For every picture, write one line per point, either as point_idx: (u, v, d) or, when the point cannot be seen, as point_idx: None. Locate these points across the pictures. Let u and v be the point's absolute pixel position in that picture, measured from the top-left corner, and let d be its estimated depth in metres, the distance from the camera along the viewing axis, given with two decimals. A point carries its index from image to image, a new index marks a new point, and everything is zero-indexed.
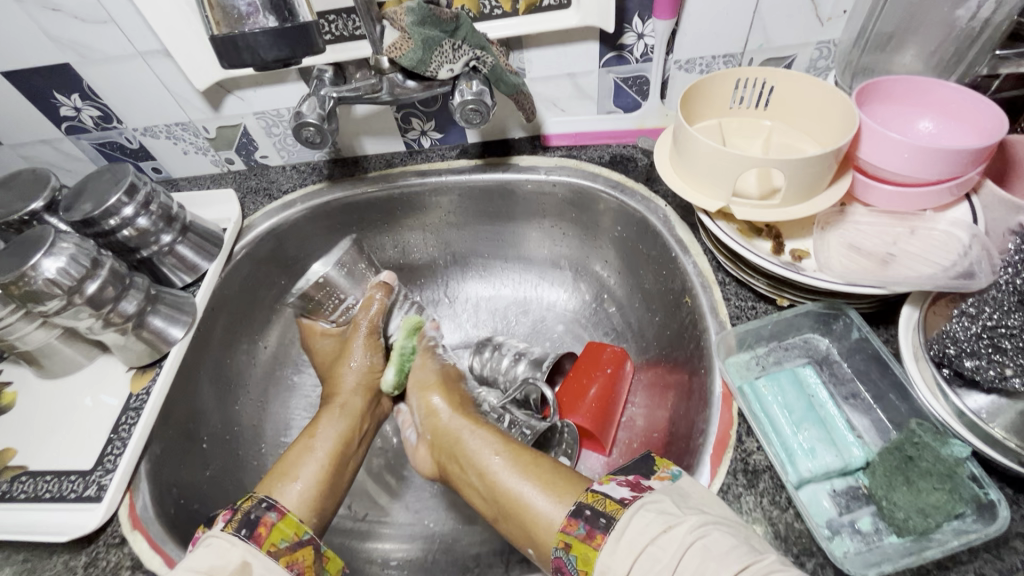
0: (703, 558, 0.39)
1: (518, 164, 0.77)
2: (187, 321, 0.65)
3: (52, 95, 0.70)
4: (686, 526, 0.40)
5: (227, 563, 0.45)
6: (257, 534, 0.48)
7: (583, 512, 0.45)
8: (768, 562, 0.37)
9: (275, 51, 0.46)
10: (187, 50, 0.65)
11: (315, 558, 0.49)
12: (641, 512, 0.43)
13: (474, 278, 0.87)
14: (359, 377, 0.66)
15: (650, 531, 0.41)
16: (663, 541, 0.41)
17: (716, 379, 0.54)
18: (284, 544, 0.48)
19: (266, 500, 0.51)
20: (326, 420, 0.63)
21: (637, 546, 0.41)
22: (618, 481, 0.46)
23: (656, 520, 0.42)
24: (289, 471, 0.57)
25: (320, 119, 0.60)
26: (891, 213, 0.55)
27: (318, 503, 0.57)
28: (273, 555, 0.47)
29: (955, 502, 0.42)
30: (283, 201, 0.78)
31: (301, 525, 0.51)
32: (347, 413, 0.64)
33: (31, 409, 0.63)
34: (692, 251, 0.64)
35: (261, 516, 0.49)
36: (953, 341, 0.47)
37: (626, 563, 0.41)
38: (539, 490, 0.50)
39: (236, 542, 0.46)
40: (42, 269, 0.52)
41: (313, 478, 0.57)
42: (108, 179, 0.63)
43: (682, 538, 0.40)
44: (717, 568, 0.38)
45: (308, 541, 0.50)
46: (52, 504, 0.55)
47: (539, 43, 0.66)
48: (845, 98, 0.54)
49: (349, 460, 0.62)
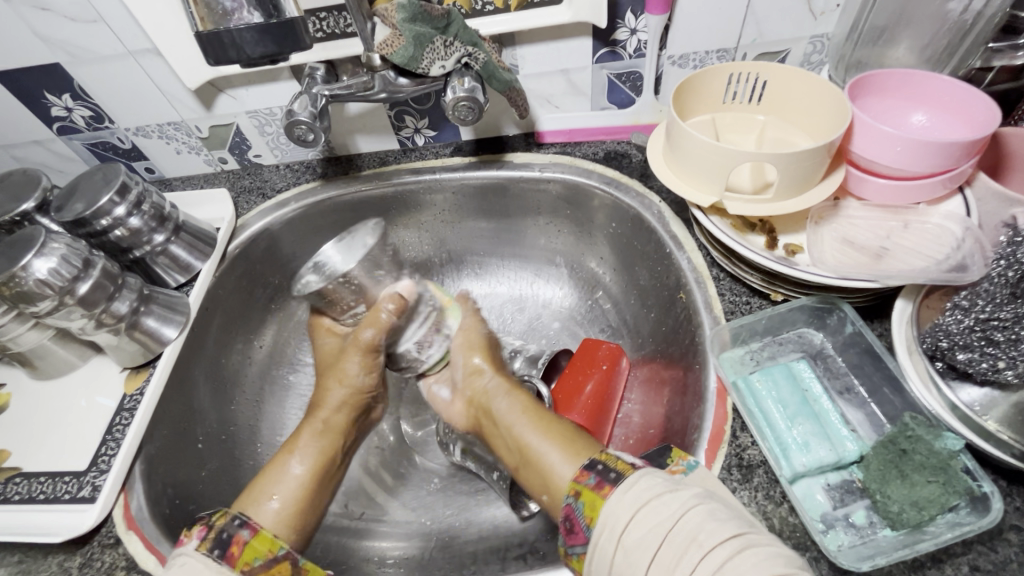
0: (704, 518, 0.38)
1: (512, 160, 0.76)
2: (180, 321, 0.64)
3: (43, 95, 0.70)
4: (690, 491, 0.40)
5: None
6: (229, 555, 0.46)
7: (596, 466, 0.44)
8: (763, 536, 0.37)
9: (261, 48, 0.46)
10: (178, 48, 0.64)
11: (292, 573, 0.47)
12: (649, 474, 0.42)
13: (470, 276, 0.87)
14: (348, 392, 0.60)
15: (657, 489, 0.40)
16: (666, 499, 0.40)
17: (711, 374, 0.54)
18: (259, 561, 0.47)
19: (240, 516, 0.49)
20: (306, 436, 0.59)
21: (641, 500, 0.40)
22: (632, 450, 0.46)
23: (661, 482, 0.41)
24: (268, 488, 0.54)
25: (312, 117, 0.60)
26: (884, 207, 0.55)
27: (302, 519, 0.54)
28: (245, 574, 0.46)
29: (948, 494, 0.42)
30: (277, 200, 0.78)
31: (276, 540, 0.49)
32: (326, 428, 0.59)
33: (26, 410, 0.63)
34: (687, 246, 0.64)
35: (234, 536, 0.48)
36: (946, 335, 0.46)
37: (629, 512, 0.40)
38: (558, 446, 0.49)
39: (209, 564, 0.45)
40: (33, 269, 0.52)
41: (306, 471, 0.56)
42: (100, 179, 0.62)
43: (686, 498, 0.39)
44: (719, 529, 0.37)
45: (285, 556, 0.48)
46: (45, 505, 0.55)
47: (531, 39, 0.66)
48: (837, 91, 0.54)
49: (331, 472, 0.59)
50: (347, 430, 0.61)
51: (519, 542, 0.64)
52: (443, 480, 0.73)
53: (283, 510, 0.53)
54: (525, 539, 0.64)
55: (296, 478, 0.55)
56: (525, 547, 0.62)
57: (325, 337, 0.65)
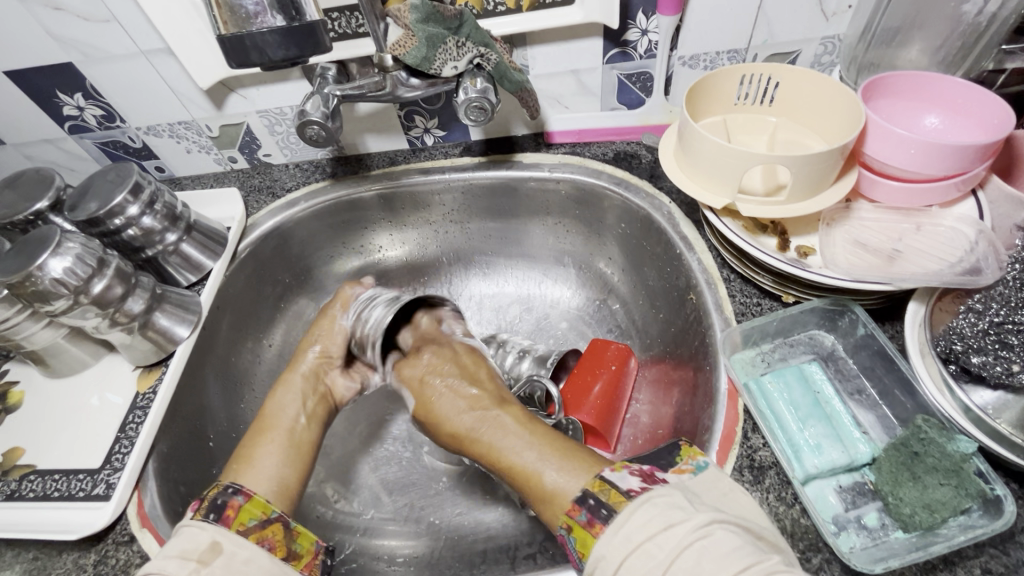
0: (699, 558, 0.37)
1: (522, 161, 0.77)
2: (193, 320, 0.65)
3: (55, 94, 0.70)
4: (689, 525, 0.39)
5: (197, 546, 0.45)
6: (225, 517, 0.48)
7: (586, 501, 0.43)
8: (771, 563, 0.36)
9: (283, 50, 0.46)
10: (191, 48, 0.64)
11: (285, 533, 0.49)
12: (646, 505, 0.41)
13: (477, 276, 0.87)
14: (315, 357, 0.68)
15: (651, 527, 0.40)
16: (660, 539, 0.39)
17: (722, 375, 0.54)
18: (253, 522, 0.49)
19: (233, 485, 0.51)
20: (281, 396, 0.64)
21: (631, 543, 0.39)
22: (630, 471, 0.45)
23: (657, 516, 0.40)
24: (252, 452, 0.58)
25: (324, 117, 0.60)
26: (897, 209, 0.55)
27: (281, 475, 0.56)
28: (241, 533, 0.47)
29: (961, 498, 0.42)
30: (286, 200, 0.78)
31: (268, 505, 0.51)
32: (302, 375, 0.66)
33: (38, 408, 0.63)
34: (697, 247, 0.64)
35: (228, 500, 0.49)
36: (960, 338, 0.47)
37: (621, 554, 0.39)
38: (559, 464, 0.49)
39: (205, 527, 0.46)
40: (48, 269, 0.52)
41: (276, 425, 0.61)
42: (113, 178, 0.63)
43: (681, 536, 0.38)
44: (715, 572, 0.36)
45: (277, 517, 0.50)
46: (59, 502, 0.56)
47: (543, 40, 0.66)
48: (850, 93, 0.54)
49: (304, 427, 0.62)
50: (310, 388, 0.66)
51: (527, 541, 0.64)
52: (451, 479, 0.73)
53: (263, 470, 0.56)
54: (534, 538, 0.64)
55: (279, 431, 0.60)
56: (534, 546, 0.63)
57: (328, 329, 0.70)
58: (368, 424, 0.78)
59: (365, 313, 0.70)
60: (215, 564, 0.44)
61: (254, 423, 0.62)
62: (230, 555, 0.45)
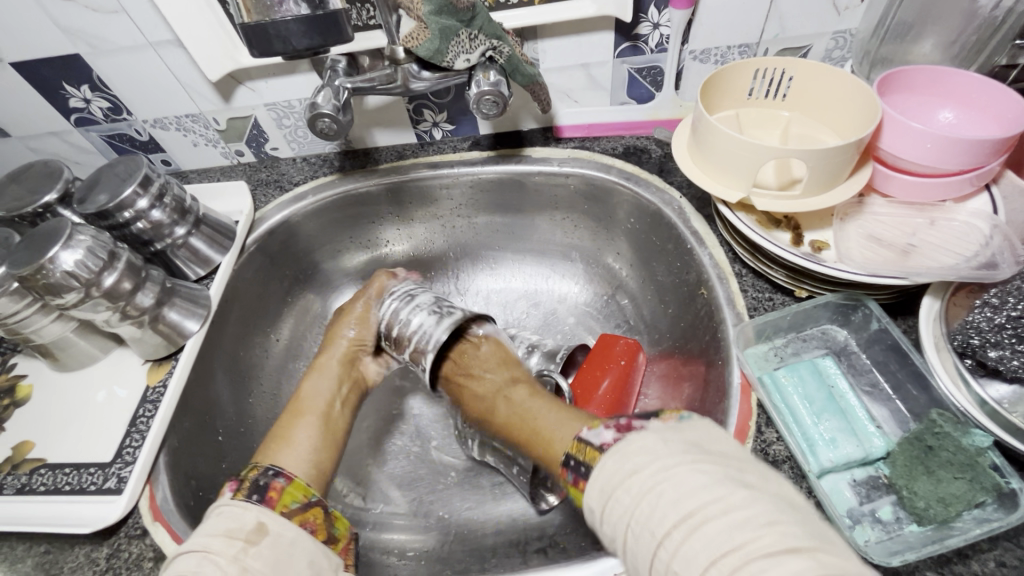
0: (655, 504, 0.36)
1: (530, 155, 0.76)
2: (202, 314, 0.64)
3: (62, 86, 0.69)
4: (650, 470, 0.37)
5: (243, 524, 0.45)
6: (269, 498, 0.48)
7: (569, 462, 0.43)
8: (729, 501, 0.34)
9: (307, 40, 0.46)
10: (200, 40, 0.64)
11: (324, 517, 0.50)
12: (615, 457, 0.40)
13: (484, 271, 0.86)
14: (349, 343, 0.68)
15: (619, 476, 0.39)
16: (623, 487, 0.38)
17: (735, 370, 0.54)
18: (295, 505, 0.49)
19: (273, 468, 0.51)
20: (314, 379, 0.65)
21: (606, 492, 0.39)
22: (606, 425, 0.43)
23: (625, 463, 0.39)
24: (288, 432, 0.58)
25: (336, 110, 0.59)
26: (910, 204, 0.55)
27: (316, 458, 0.57)
28: (285, 514, 0.47)
29: (975, 491, 0.42)
30: (294, 193, 0.78)
31: (308, 488, 0.52)
32: (337, 362, 0.66)
33: (47, 402, 0.63)
34: (708, 242, 0.64)
35: (271, 482, 0.50)
36: (977, 332, 0.47)
37: (600, 503, 0.39)
38: (561, 419, 0.51)
39: (250, 507, 0.46)
40: (60, 261, 0.52)
41: (313, 407, 0.62)
42: (122, 171, 0.62)
43: (643, 483, 0.37)
44: (666, 515, 0.35)
45: (317, 502, 0.51)
46: (71, 496, 0.55)
47: (554, 33, 0.65)
48: (866, 87, 0.53)
49: (337, 412, 0.63)
50: (344, 373, 0.67)
51: (537, 536, 0.64)
52: (460, 474, 0.73)
53: (300, 451, 0.56)
54: (544, 533, 0.64)
55: (315, 415, 0.61)
56: (545, 541, 0.63)
57: (358, 317, 0.69)
58: (376, 419, 0.78)
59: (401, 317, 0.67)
60: (262, 543, 0.44)
61: (287, 405, 0.62)
62: (277, 536, 0.45)
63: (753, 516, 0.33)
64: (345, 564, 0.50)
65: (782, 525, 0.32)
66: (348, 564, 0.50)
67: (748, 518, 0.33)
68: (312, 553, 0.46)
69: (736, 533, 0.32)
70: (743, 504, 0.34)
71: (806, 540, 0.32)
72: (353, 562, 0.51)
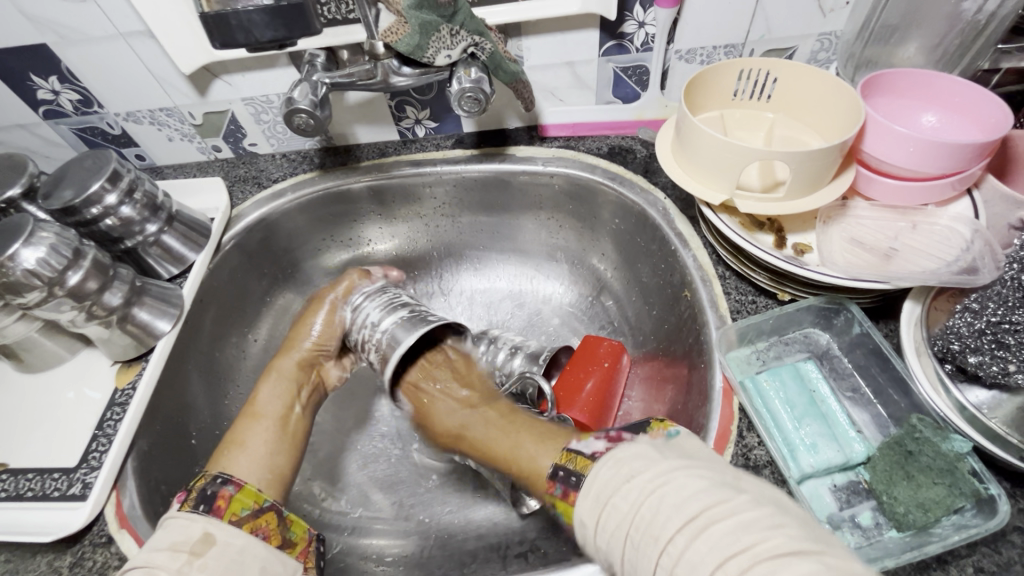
0: (662, 502, 0.36)
1: (514, 154, 0.75)
2: (174, 314, 0.63)
3: (29, 77, 0.67)
4: (648, 475, 0.38)
5: (189, 537, 0.44)
6: (217, 508, 0.47)
7: (558, 473, 0.44)
8: (733, 504, 0.35)
9: (270, 32, 0.48)
10: (174, 31, 0.62)
11: (279, 522, 0.49)
12: (608, 464, 0.41)
13: (468, 271, 0.85)
14: (309, 347, 0.66)
15: (615, 483, 0.40)
16: (623, 492, 0.38)
17: (717, 373, 0.54)
18: (246, 513, 0.48)
19: (222, 475, 0.50)
20: (267, 386, 0.63)
21: (602, 501, 0.39)
22: (596, 436, 0.45)
23: (619, 471, 0.40)
24: (243, 435, 0.57)
25: (313, 106, 0.58)
26: (892, 207, 0.55)
27: (272, 460, 0.56)
28: (234, 524, 0.46)
29: (954, 497, 0.42)
30: (272, 190, 0.76)
31: (260, 494, 0.50)
32: (293, 366, 0.64)
33: (11, 405, 0.61)
34: (692, 244, 0.64)
35: (218, 491, 0.48)
36: (957, 337, 0.47)
37: (593, 516, 0.39)
38: (536, 441, 0.51)
39: (196, 518, 0.45)
40: (21, 259, 0.50)
41: (268, 413, 0.60)
42: (90, 166, 0.60)
43: (642, 487, 0.38)
44: (670, 518, 0.35)
45: (270, 507, 0.49)
46: (33, 503, 0.53)
47: (538, 30, 0.64)
48: (850, 90, 0.53)
49: (298, 415, 0.62)
50: (302, 377, 0.65)
51: (519, 540, 0.63)
52: (441, 477, 0.72)
53: (253, 453, 0.56)
54: (525, 537, 0.63)
55: (272, 420, 0.60)
56: (525, 546, 0.62)
57: (320, 321, 0.66)
58: (356, 421, 0.77)
59: (364, 313, 0.64)
60: (209, 555, 0.43)
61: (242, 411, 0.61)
62: (224, 547, 0.44)
63: (753, 518, 0.33)
64: (305, 567, 0.48)
65: (786, 528, 0.33)
66: (309, 566, 0.49)
67: (752, 521, 0.33)
68: (265, 560, 0.45)
69: (736, 537, 0.33)
70: (743, 507, 0.34)
71: (809, 544, 0.32)
72: (315, 564, 0.49)
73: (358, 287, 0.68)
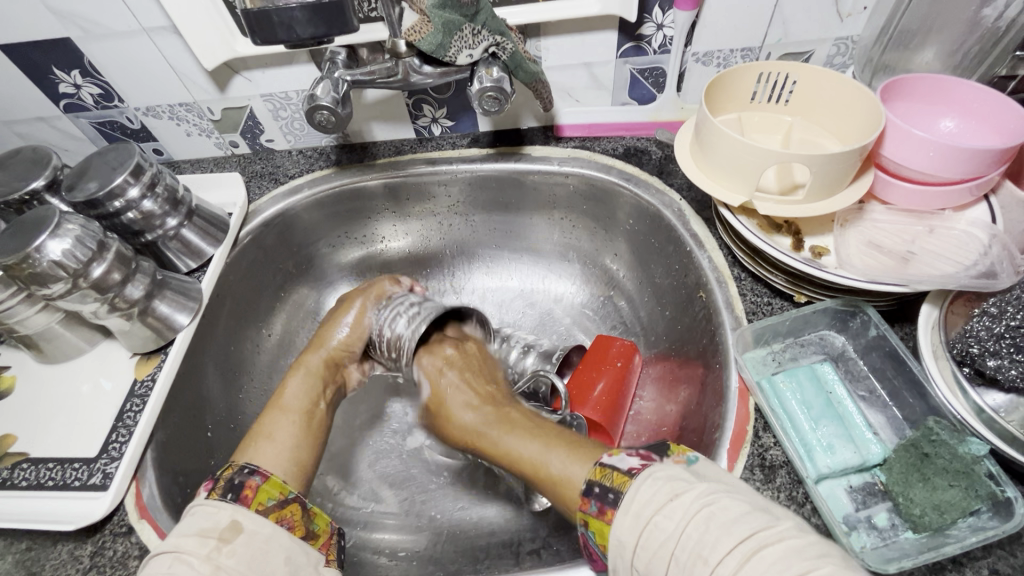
0: (705, 529, 0.38)
1: (530, 153, 0.76)
2: (194, 308, 0.63)
3: (52, 71, 0.68)
4: (693, 494, 0.40)
5: (217, 523, 0.45)
6: (243, 497, 0.47)
7: (593, 490, 0.43)
8: (779, 530, 0.37)
9: (311, 29, 0.48)
10: (199, 27, 0.63)
11: (303, 514, 0.49)
12: (648, 481, 0.41)
13: (480, 270, 0.86)
14: (337, 346, 0.65)
15: (658, 499, 0.40)
16: (666, 512, 0.39)
17: (733, 374, 0.54)
18: (272, 502, 0.48)
19: (250, 465, 0.50)
20: (294, 380, 0.62)
21: (642, 519, 0.40)
22: (628, 453, 0.45)
23: (663, 488, 0.41)
24: (270, 428, 0.57)
25: (335, 103, 0.58)
26: (910, 211, 0.56)
27: (297, 454, 0.56)
28: (262, 513, 0.46)
29: (970, 499, 0.43)
30: (289, 186, 0.76)
31: (285, 485, 0.50)
32: (320, 363, 0.64)
33: (31, 395, 0.61)
34: (708, 245, 0.64)
35: (245, 481, 0.48)
36: (977, 341, 0.48)
37: (635, 533, 0.40)
38: (566, 452, 0.49)
39: (223, 506, 0.46)
40: (47, 251, 0.50)
41: (293, 407, 0.59)
42: (113, 159, 0.61)
43: (688, 506, 0.39)
44: (720, 540, 0.37)
45: (295, 498, 0.49)
46: (54, 492, 0.54)
47: (557, 31, 0.65)
48: (870, 94, 0.53)
49: (323, 412, 0.61)
50: (328, 377, 0.64)
51: (531, 537, 0.64)
52: (453, 473, 0.72)
53: (281, 446, 0.55)
54: (537, 534, 0.64)
55: (299, 414, 0.59)
56: (538, 543, 0.63)
57: (349, 321, 0.66)
58: (368, 417, 0.77)
59: (393, 316, 0.65)
60: (237, 542, 0.44)
61: (270, 402, 0.61)
62: (252, 533, 0.45)
63: (800, 544, 0.36)
64: (328, 559, 0.48)
65: (831, 558, 0.35)
66: (331, 559, 0.49)
67: (803, 548, 0.35)
68: (290, 549, 0.46)
69: (787, 562, 0.34)
70: (789, 532, 0.36)
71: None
72: (336, 557, 0.49)
73: (389, 293, 0.68)
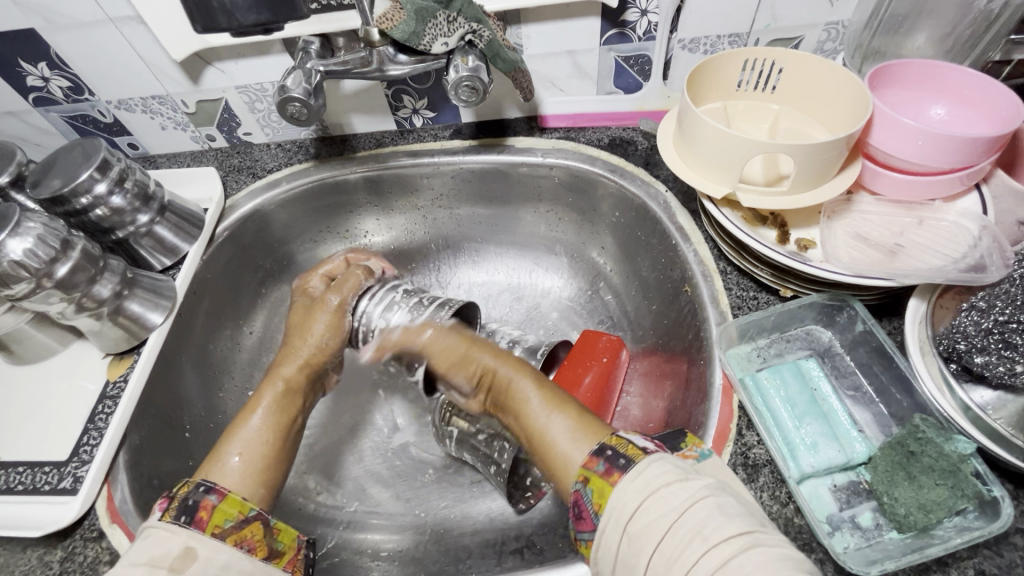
0: (711, 511, 0.35)
1: (512, 145, 0.74)
2: (167, 306, 0.62)
3: (17, 63, 0.65)
4: (700, 482, 0.37)
5: (168, 551, 0.42)
6: (198, 519, 0.43)
7: (604, 452, 0.40)
8: (773, 536, 0.35)
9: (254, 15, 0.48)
10: (166, 16, 0.61)
11: (265, 532, 0.46)
12: (662, 460, 0.38)
13: (466, 264, 0.84)
14: (311, 349, 0.60)
15: (667, 477, 0.37)
16: (673, 489, 0.36)
17: (717, 371, 0.53)
18: (230, 523, 0.45)
19: (206, 482, 0.46)
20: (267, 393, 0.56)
21: (649, 489, 0.37)
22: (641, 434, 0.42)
23: (673, 469, 0.38)
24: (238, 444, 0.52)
25: (306, 94, 0.56)
26: (898, 203, 0.54)
27: (267, 474, 0.51)
28: (218, 536, 0.43)
29: (957, 498, 0.41)
30: (267, 180, 0.75)
31: (246, 503, 0.47)
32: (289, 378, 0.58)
33: (2, 396, 0.60)
34: (694, 239, 0.62)
35: (201, 501, 0.45)
36: (963, 337, 0.46)
37: (635, 501, 0.36)
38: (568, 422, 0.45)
39: (176, 531, 0.42)
40: (8, 250, 0.49)
41: (265, 423, 0.54)
42: (78, 154, 0.59)
43: (695, 490, 0.36)
44: (724, 525, 0.34)
45: (256, 516, 0.46)
46: (25, 496, 0.53)
47: (538, 18, 0.63)
48: (857, 81, 0.52)
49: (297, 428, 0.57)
50: (305, 389, 0.59)
51: (514, 536, 0.63)
52: (438, 471, 0.71)
53: (250, 466, 0.50)
54: (521, 532, 0.63)
55: (268, 432, 0.54)
56: (521, 541, 0.62)
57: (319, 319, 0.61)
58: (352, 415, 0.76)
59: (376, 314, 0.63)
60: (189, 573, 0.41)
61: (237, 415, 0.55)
62: (207, 562, 0.42)
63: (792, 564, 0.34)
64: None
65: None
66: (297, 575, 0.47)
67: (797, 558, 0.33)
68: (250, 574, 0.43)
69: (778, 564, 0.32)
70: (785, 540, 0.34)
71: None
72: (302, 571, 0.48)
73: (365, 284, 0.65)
